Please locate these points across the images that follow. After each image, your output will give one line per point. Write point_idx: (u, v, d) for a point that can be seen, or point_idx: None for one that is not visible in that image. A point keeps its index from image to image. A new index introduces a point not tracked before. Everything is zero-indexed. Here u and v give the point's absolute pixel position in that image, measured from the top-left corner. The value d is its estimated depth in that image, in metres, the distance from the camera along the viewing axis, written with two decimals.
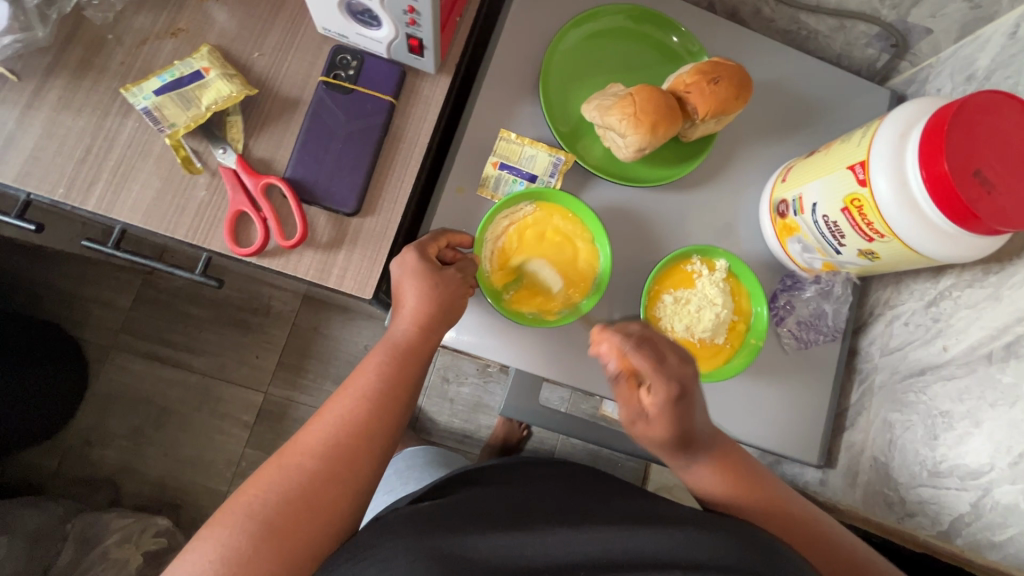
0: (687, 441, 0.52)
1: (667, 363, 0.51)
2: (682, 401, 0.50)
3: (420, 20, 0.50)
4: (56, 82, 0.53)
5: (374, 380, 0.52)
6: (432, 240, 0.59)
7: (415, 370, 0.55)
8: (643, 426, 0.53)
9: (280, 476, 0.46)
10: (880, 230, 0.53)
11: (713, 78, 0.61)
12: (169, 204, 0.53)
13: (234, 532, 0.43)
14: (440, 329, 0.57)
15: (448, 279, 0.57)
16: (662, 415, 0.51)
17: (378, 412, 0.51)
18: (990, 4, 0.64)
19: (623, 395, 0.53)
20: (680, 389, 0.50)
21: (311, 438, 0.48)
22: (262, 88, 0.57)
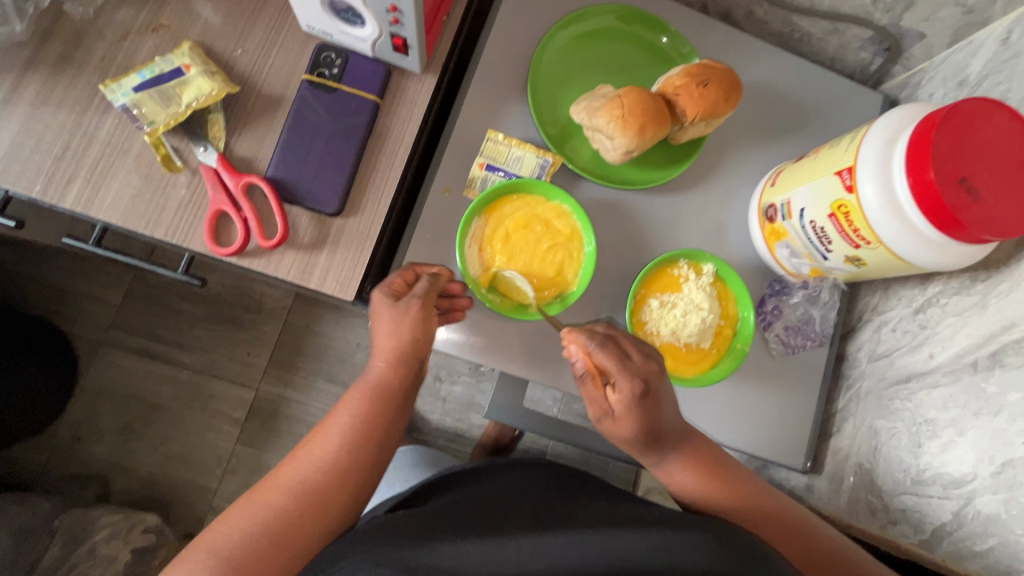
0: (655, 436, 0.52)
1: (631, 360, 0.52)
2: (647, 398, 0.51)
3: (403, 19, 0.50)
4: (34, 77, 0.53)
5: (347, 420, 0.51)
6: (398, 273, 0.59)
7: (390, 407, 0.52)
8: (609, 424, 0.52)
9: (250, 511, 0.45)
10: (866, 236, 0.53)
11: (702, 81, 0.61)
12: (149, 202, 0.53)
13: (199, 565, 0.42)
14: (414, 359, 0.54)
15: (412, 303, 0.54)
16: (625, 411, 0.51)
17: (351, 450, 0.49)
18: (982, 9, 0.63)
19: (591, 394, 0.53)
20: (644, 386, 0.50)
21: (284, 476, 0.48)
22: (245, 86, 0.56)
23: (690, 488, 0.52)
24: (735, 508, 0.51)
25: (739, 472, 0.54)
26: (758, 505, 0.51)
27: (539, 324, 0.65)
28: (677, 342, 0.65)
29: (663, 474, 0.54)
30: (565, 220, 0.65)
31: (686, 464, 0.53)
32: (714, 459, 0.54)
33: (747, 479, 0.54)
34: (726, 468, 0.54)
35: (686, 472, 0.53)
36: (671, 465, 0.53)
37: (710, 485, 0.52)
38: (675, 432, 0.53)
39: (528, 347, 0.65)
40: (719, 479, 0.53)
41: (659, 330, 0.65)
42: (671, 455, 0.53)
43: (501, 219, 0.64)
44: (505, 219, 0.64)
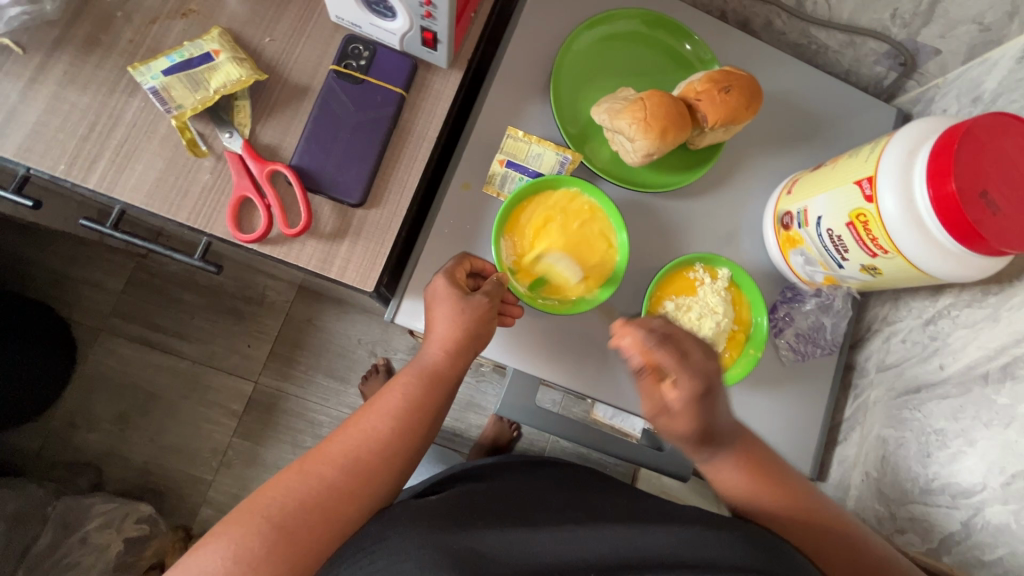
0: (709, 435, 0.51)
1: (690, 358, 0.50)
2: (706, 398, 0.49)
3: (436, 13, 0.50)
4: (61, 57, 0.53)
5: (400, 404, 0.52)
6: (457, 262, 0.59)
7: (441, 398, 0.54)
8: (668, 422, 0.51)
9: (301, 482, 0.46)
10: (884, 246, 0.54)
11: (724, 87, 0.61)
12: (172, 186, 0.53)
13: (251, 532, 0.43)
14: (468, 356, 0.56)
15: (477, 306, 0.55)
16: (686, 409, 0.49)
17: (401, 435, 0.51)
18: (999, 28, 0.64)
19: (645, 387, 0.50)
20: (705, 385, 0.49)
21: (335, 450, 0.49)
22: (272, 74, 0.56)
23: (733, 484, 0.53)
24: (778, 515, 0.51)
25: (786, 476, 0.54)
26: (799, 508, 0.52)
27: (554, 323, 0.65)
28: None
29: (711, 470, 0.54)
30: (581, 201, 0.65)
31: (734, 461, 0.53)
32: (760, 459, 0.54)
33: (791, 479, 0.54)
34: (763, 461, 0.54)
35: (733, 473, 0.53)
36: (721, 461, 0.53)
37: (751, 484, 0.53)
38: (728, 433, 0.52)
39: (542, 345, 0.65)
40: (766, 480, 0.53)
41: None
42: (722, 448, 0.53)
43: (525, 222, 0.64)
44: (529, 218, 0.64)
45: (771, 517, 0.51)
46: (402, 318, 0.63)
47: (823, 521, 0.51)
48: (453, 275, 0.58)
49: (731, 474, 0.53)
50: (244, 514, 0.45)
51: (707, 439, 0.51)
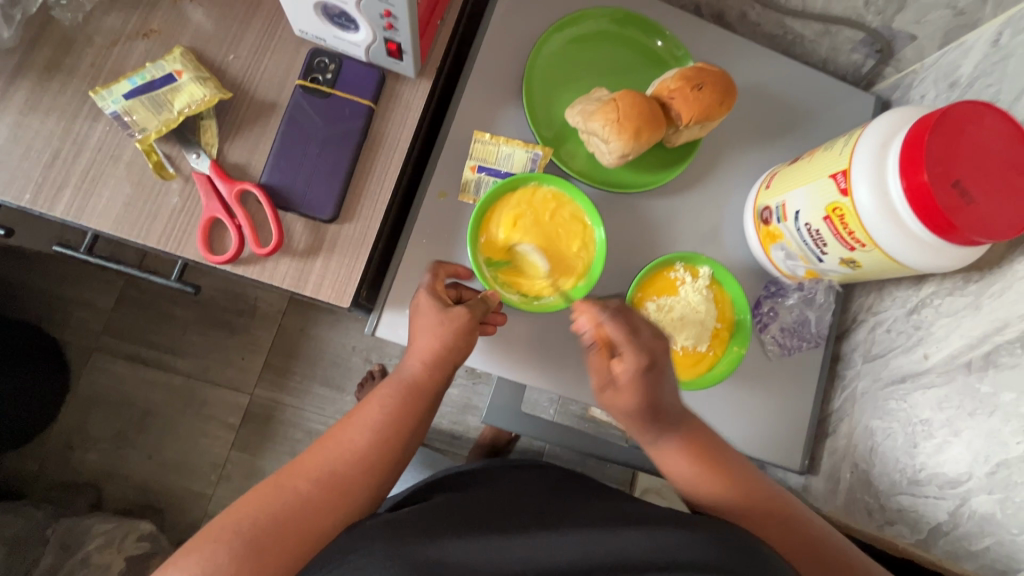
0: (655, 413, 0.52)
1: (641, 334, 0.53)
2: (650, 371, 0.51)
3: (398, 24, 0.49)
4: (22, 84, 0.52)
5: (378, 418, 0.52)
6: (433, 273, 0.59)
7: (420, 411, 0.54)
8: (619, 394, 0.52)
9: (276, 495, 0.47)
10: (861, 239, 0.54)
11: (697, 84, 0.61)
12: (141, 210, 0.52)
13: (223, 547, 0.43)
14: (448, 370, 0.56)
15: (457, 320, 0.55)
16: (630, 381, 0.51)
17: (379, 449, 0.51)
18: (973, 11, 0.64)
19: (598, 362, 0.53)
20: (649, 360, 0.51)
21: (312, 463, 0.49)
22: (237, 92, 0.55)
23: (679, 469, 0.53)
24: (725, 495, 0.51)
25: (730, 462, 0.53)
26: (755, 499, 0.51)
27: (537, 328, 0.65)
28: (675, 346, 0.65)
29: (657, 454, 0.54)
30: (544, 191, 0.64)
31: (682, 448, 0.53)
32: (712, 447, 0.54)
33: (741, 468, 0.54)
34: (711, 444, 0.54)
35: (679, 454, 0.53)
36: (666, 444, 0.53)
37: (704, 474, 0.52)
38: (675, 414, 0.53)
39: (527, 352, 0.65)
40: (711, 466, 0.53)
41: None
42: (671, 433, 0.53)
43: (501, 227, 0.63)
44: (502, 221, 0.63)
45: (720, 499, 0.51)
46: (383, 332, 0.62)
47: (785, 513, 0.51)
48: (434, 289, 0.58)
49: (674, 458, 0.53)
50: (216, 529, 0.44)
51: (658, 416, 0.52)
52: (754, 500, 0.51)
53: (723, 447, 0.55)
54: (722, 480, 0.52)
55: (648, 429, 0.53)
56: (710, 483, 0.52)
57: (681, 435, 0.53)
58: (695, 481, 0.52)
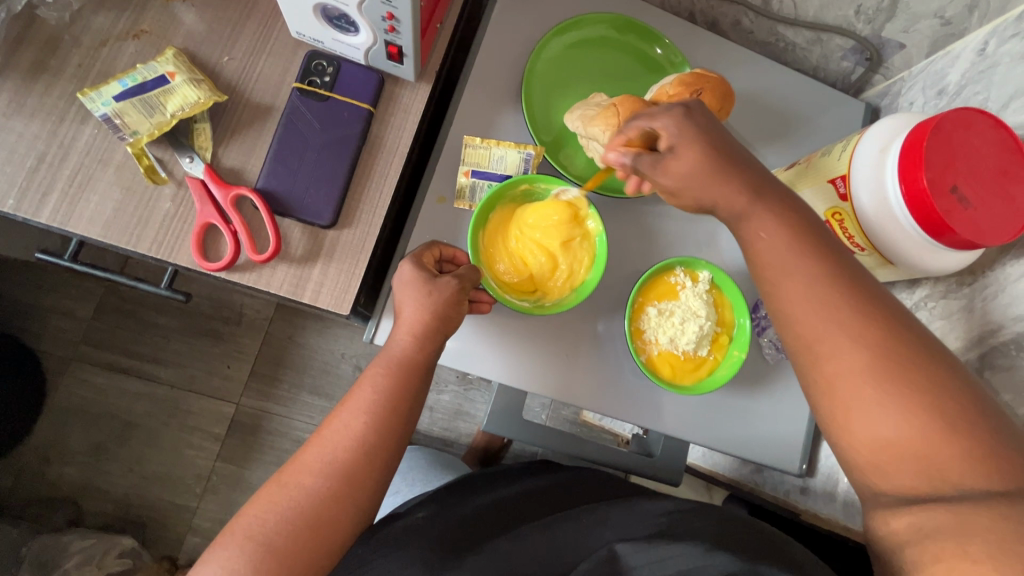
0: (721, 151, 0.48)
1: (693, 115, 0.50)
2: (688, 115, 0.49)
3: (400, 27, 0.48)
4: (6, 84, 0.50)
5: (370, 398, 0.51)
6: (427, 250, 0.58)
7: (411, 386, 0.53)
8: (671, 162, 0.49)
9: (283, 494, 0.48)
10: (861, 243, 0.55)
11: (696, 89, 0.61)
12: (131, 216, 0.50)
13: (239, 552, 0.46)
14: (438, 340, 0.55)
15: (443, 288, 0.54)
16: (688, 134, 0.48)
17: (376, 432, 0.51)
18: (959, 21, 0.66)
19: (643, 161, 0.50)
20: (682, 106, 0.50)
21: (312, 457, 0.49)
22: (232, 94, 0.54)
23: (835, 342, 0.43)
24: (853, 368, 0.42)
25: (909, 374, 0.41)
26: (905, 409, 0.40)
27: (538, 335, 0.64)
28: (675, 350, 0.64)
29: (749, 230, 0.49)
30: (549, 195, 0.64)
31: (777, 217, 0.47)
32: (833, 255, 0.46)
33: (926, 384, 0.40)
34: (823, 239, 0.47)
35: (774, 228, 0.47)
36: (763, 213, 0.48)
37: (819, 269, 0.45)
38: (766, 176, 0.50)
39: (529, 360, 0.64)
40: (888, 370, 0.41)
41: (657, 338, 0.64)
42: (766, 197, 0.48)
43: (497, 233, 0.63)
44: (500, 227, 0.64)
45: (844, 367, 0.42)
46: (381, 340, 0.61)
47: (911, 429, 0.40)
48: (420, 259, 0.57)
49: (770, 246, 0.47)
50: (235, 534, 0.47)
51: (718, 178, 0.48)
52: (876, 329, 0.42)
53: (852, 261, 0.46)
54: (841, 290, 0.44)
55: (746, 184, 0.49)
56: (820, 291, 0.44)
57: (800, 227, 0.47)
58: (802, 293, 0.45)
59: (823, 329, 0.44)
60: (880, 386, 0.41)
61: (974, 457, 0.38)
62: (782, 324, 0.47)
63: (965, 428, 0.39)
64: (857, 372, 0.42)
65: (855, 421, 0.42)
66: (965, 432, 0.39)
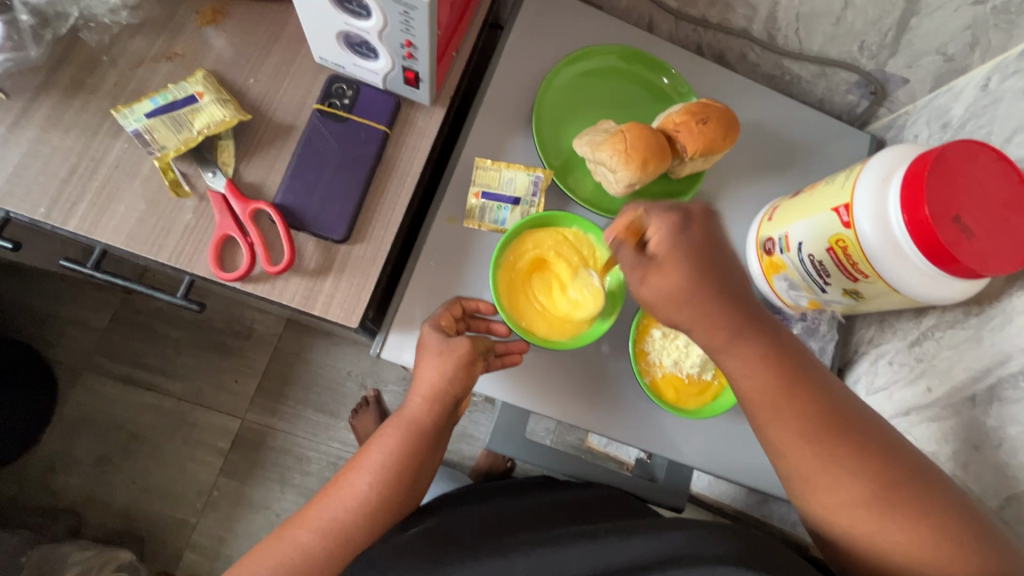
0: (712, 269, 0.48)
1: (689, 229, 0.49)
2: (683, 220, 0.49)
3: (416, 53, 0.51)
4: (45, 101, 0.53)
5: (378, 461, 0.56)
6: (446, 309, 0.60)
7: (419, 448, 0.57)
8: (655, 275, 0.48)
9: (283, 547, 0.53)
10: (864, 270, 0.55)
11: (702, 118, 0.63)
12: (153, 226, 0.52)
13: None
14: (448, 406, 0.58)
15: (453, 353, 0.56)
16: (675, 243, 0.48)
17: (381, 491, 0.55)
18: (962, 57, 0.68)
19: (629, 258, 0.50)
20: (679, 211, 0.49)
21: (315, 513, 0.54)
22: (256, 114, 0.57)
23: (833, 485, 0.45)
24: (851, 496, 0.45)
25: (904, 487, 0.44)
26: (913, 532, 0.43)
27: (543, 355, 0.65)
28: (679, 373, 0.65)
29: (732, 362, 0.49)
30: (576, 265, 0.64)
31: (762, 350, 0.48)
32: (813, 387, 0.47)
33: (920, 496, 0.44)
34: (806, 370, 0.48)
35: (756, 365, 0.48)
36: (747, 344, 0.48)
37: (806, 406, 0.47)
38: (748, 302, 0.49)
39: (532, 380, 0.64)
40: (887, 497, 0.44)
41: (661, 360, 0.65)
42: (750, 334, 0.48)
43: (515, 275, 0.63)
44: (520, 270, 0.63)
45: (842, 502, 0.45)
46: (388, 353, 0.62)
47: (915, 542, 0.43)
48: (439, 323, 0.59)
49: (756, 384, 0.48)
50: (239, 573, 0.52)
51: (716, 313, 0.47)
52: (865, 458, 0.45)
53: (830, 388, 0.48)
54: (828, 432, 0.46)
55: (735, 324, 0.48)
56: (813, 433, 0.46)
57: (780, 364, 0.48)
58: (794, 433, 0.46)
59: (817, 465, 0.46)
60: (879, 513, 0.44)
61: (974, 561, 0.42)
62: (775, 456, 0.48)
63: (947, 525, 0.43)
64: (854, 502, 0.45)
65: (852, 543, 0.45)
66: (952, 533, 0.42)
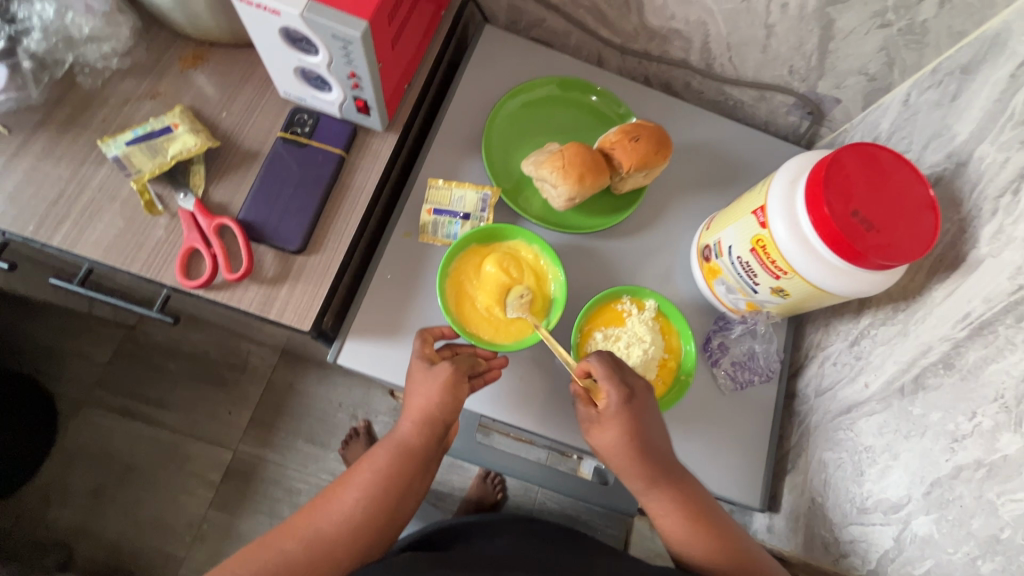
0: (638, 430, 0.57)
1: (633, 394, 0.57)
2: (631, 401, 0.57)
3: (362, 83, 0.57)
4: (42, 135, 0.60)
5: (366, 479, 0.58)
6: (422, 339, 0.62)
7: (408, 467, 0.59)
8: (599, 431, 0.58)
9: (264, 555, 0.54)
10: (782, 267, 0.57)
11: (634, 136, 0.68)
12: (128, 241, 0.58)
13: None
14: (438, 428, 0.60)
15: (438, 374, 0.59)
16: (615, 419, 0.57)
17: (365, 507, 0.57)
18: (882, 76, 0.74)
19: (586, 413, 0.60)
20: (628, 390, 0.57)
21: (299, 525, 0.56)
22: (226, 142, 0.63)
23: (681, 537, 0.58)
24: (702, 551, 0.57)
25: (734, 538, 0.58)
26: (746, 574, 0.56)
27: None
28: None
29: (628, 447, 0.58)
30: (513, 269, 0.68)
31: (672, 500, 0.58)
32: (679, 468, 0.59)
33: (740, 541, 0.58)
34: (712, 519, 0.59)
35: (652, 451, 0.58)
36: (657, 498, 0.58)
37: (698, 540, 0.57)
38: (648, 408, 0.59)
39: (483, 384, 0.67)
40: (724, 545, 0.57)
41: None
42: (662, 482, 0.58)
43: (460, 288, 0.67)
44: (462, 283, 0.67)
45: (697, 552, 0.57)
46: (344, 360, 0.66)
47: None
48: (426, 350, 0.62)
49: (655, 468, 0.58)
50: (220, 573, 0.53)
51: (627, 424, 0.57)
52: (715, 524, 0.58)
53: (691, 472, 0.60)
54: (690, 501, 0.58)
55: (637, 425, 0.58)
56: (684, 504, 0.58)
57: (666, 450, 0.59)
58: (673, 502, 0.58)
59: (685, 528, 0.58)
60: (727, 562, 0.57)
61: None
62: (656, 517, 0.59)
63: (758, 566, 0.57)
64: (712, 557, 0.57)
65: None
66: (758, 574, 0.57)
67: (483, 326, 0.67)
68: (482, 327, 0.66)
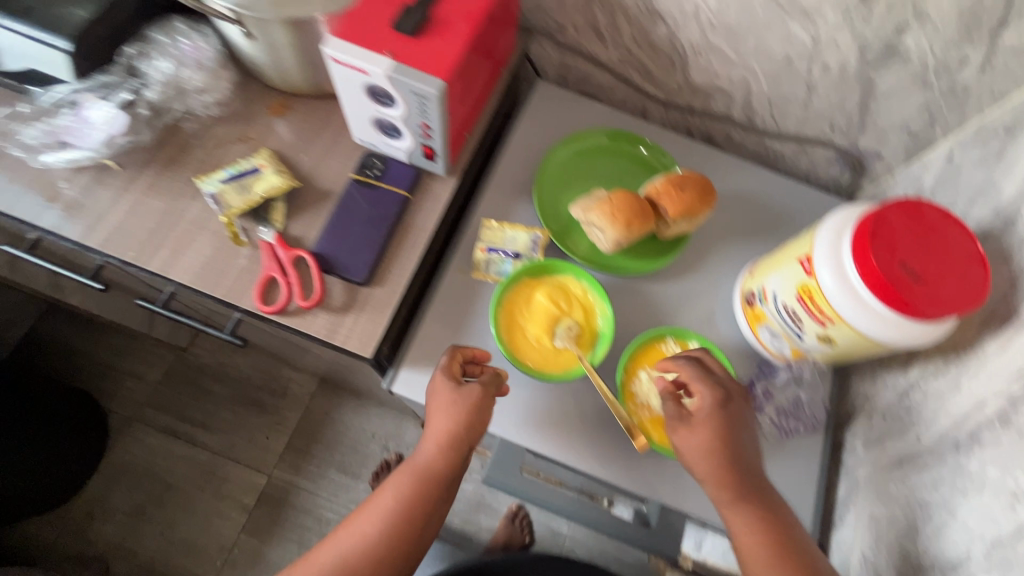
0: (730, 428, 0.58)
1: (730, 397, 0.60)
2: (728, 402, 0.60)
3: (432, 133, 0.63)
4: (147, 172, 0.68)
5: (389, 504, 0.60)
6: (450, 356, 0.65)
7: (429, 492, 0.60)
8: (688, 427, 0.59)
9: None
10: (829, 316, 0.58)
11: (680, 186, 0.72)
12: (214, 269, 0.64)
13: None
14: (458, 451, 0.61)
15: (460, 398, 0.61)
16: (709, 414, 0.59)
17: (387, 533, 0.59)
18: (925, 133, 0.76)
19: (671, 412, 0.61)
20: (725, 392, 0.60)
21: (326, 551, 0.59)
22: (304, 182, 0.70)
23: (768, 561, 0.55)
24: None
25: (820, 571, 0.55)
26: None
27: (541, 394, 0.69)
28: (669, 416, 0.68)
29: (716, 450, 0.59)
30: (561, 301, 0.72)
31: (755, 513, 0.57)
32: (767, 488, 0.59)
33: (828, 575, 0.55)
34: (799, 549, 0.56)
35: (739, 459, 0.58)
36: (743, 509, 0.57)
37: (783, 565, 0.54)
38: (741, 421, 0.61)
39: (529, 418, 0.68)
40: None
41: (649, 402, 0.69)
42: (749, 495, 0.57)
43: (511, 319, 0.71)
44: (513, 314, 0.71)
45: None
46: (398, 388, 0.69)
47: None
48: (449, 369, 0.64)
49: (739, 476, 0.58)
50: None
51: (722, 420, 0.59)
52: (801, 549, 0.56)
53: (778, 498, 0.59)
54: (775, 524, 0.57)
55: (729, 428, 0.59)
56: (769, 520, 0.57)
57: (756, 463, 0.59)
58: (756, 516, 0.57)
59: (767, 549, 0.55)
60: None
61: None
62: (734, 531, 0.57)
63: None
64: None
65: None
66: None
67: (532, 355, 0.70)
68: (531, 356, 0.69)
